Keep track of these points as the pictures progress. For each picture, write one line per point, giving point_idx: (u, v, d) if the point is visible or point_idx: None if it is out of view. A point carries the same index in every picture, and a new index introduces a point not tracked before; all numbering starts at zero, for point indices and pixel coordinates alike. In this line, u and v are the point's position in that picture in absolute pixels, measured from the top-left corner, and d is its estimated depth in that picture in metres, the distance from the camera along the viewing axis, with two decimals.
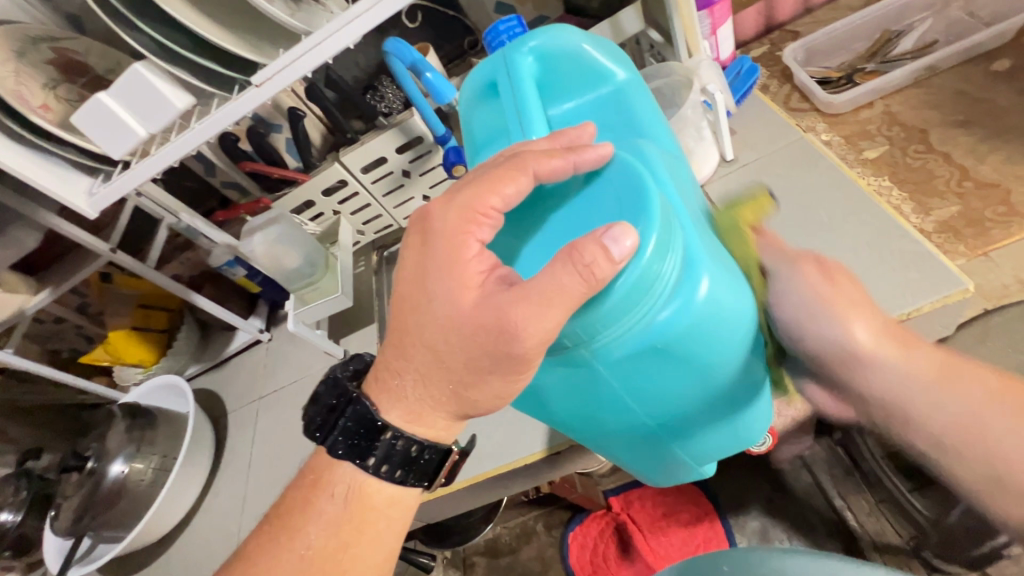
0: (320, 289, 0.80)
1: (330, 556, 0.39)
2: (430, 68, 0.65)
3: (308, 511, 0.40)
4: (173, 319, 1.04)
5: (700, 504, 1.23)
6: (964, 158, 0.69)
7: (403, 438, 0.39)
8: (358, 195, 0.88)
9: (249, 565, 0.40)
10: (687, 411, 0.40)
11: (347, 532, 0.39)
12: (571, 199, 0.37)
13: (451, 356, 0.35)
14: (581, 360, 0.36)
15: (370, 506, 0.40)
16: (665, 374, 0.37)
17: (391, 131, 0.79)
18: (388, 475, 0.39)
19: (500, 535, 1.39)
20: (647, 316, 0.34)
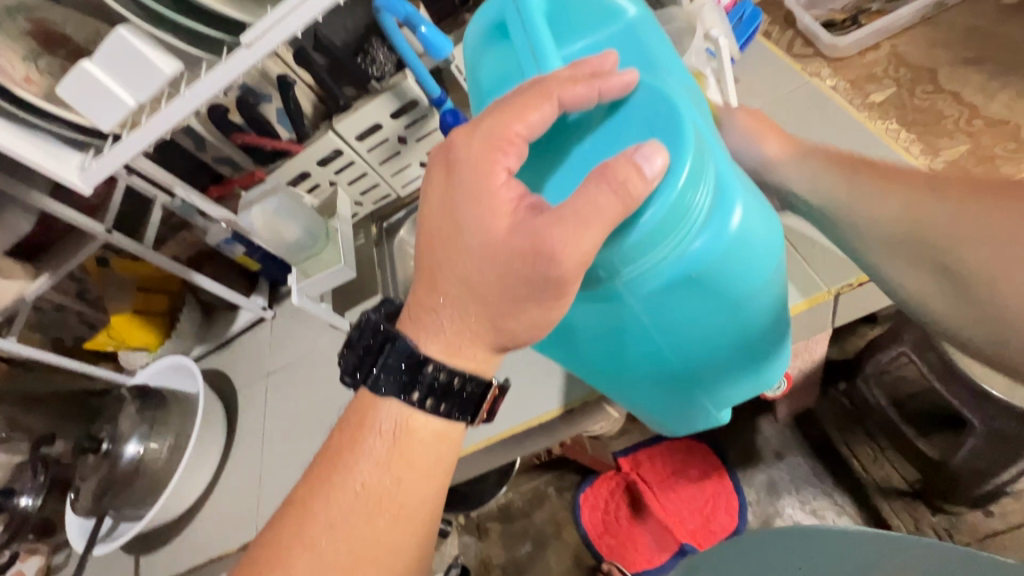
0: (323, 261, 0.79)
1: (382, 493, 0.38)
2: (424, 22, 0.63)
3: (355, 450, 0.40)
4: (174, 301, 1.03)
5: (709, 461, 1.25)
6: (974, 96, 0.68)
7: (445, 370, 0.38)
8: (355, 164, 0.87)
9: (293, 515, 0.40)
10: (717, 350, 0.40)
11: (401, 466, 0.39)
12: (594, 131, 0.35)
13: (485, 289, 0.35)
14: (613, 293, 0.35)
15: (416, 441, 0.39)
16: (698, 310, 0.37)
17: (383, 97, 0.77)
18: (435, 409, 0.39)
19: (512, 501, 1.41)
20: (681, 245, 0.33)
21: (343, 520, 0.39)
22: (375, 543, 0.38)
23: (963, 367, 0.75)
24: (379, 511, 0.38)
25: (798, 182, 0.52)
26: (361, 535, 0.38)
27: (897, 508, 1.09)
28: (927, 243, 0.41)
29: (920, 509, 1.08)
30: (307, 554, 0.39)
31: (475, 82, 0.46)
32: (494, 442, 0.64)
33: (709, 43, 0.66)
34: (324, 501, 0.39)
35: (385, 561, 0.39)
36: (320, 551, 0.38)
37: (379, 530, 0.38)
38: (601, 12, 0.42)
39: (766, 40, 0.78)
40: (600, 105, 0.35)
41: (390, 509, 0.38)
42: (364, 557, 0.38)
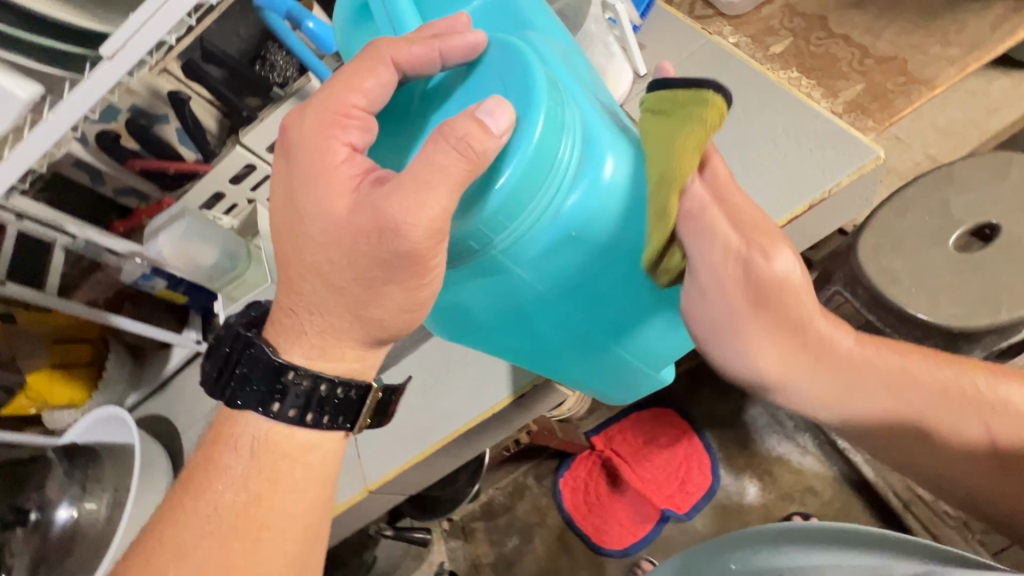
0: (247, 283, 0.75)
1: (246, 508, 0.38)
2: (309, 16, 0.60)
3: (213, 469, 0.39)
4: (98, 349, 0.96)
5: (677, 425, 1.28)
6: (863, 37, 0.71)
7: (309, 377, 0.37)
8: (270, 177, 0.84)
9: (160, 543, 0.38)
10: (617, 307, 0.40)
11: (259, 484, 0.38)
12: (455, 94, 0.34)
13: (342, 282, 0.34)
14: (491, 263, 0.34)
15: (283, 454, 0.38)
16: (585, 268, 0.37)
17: (288, 102, 0.75)
18: (303, 419, 0.38)
19: (494, 497, 1.40)
20: (551, 205, 0.33)
21: (226, 546, 0.37)
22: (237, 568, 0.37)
23: (890, 297, 0.78)
24: (241, 533, 0.37)
25: (866, 413, 0.50)
26: (225, 557, 0.37)
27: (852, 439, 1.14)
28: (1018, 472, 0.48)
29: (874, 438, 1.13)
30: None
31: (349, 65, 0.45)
32: (455, 436, 0.64)
33: (609, 12, 0.65)
34: (187, 526, 0.38)
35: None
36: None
37: (236, 555, 0.37)
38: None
39: (667, 5, 0.78)
40: (456, 67, 0.34)
41: (252, 529, 0.38)
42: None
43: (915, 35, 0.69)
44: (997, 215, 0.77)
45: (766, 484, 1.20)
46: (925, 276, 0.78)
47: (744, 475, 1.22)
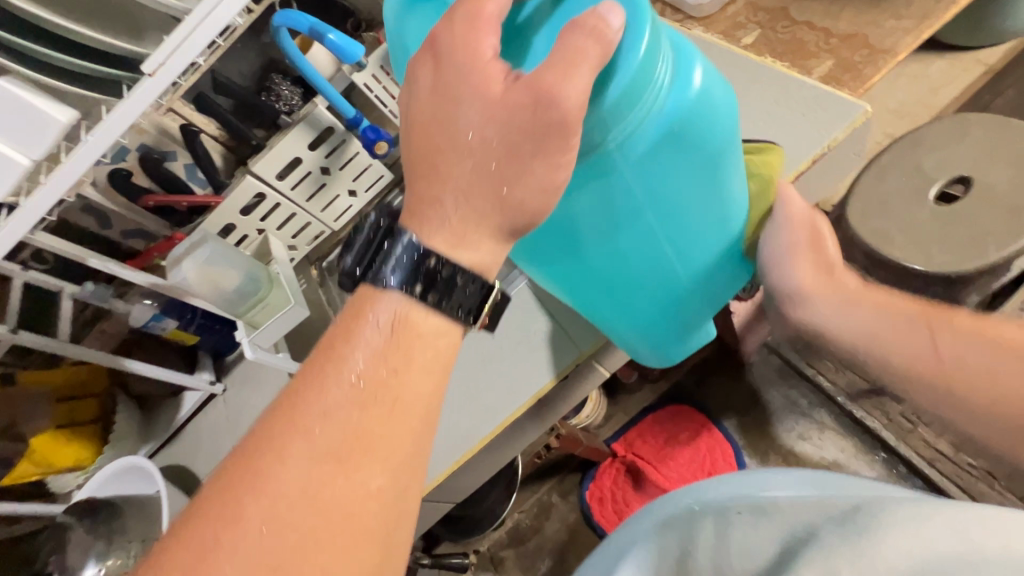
0: (270, 305, 0.75)
1: (379, 383, 0.33)
2: (330, 29, 0.65)
3: (336, 362, 0.33)
4: (103, 405, 0.92)
5: (696, 419, 1.29)
6: (823, 21, 0.78)
7: (449, 263, 0.34)
8: (281, 206, 0.83)
9: (260, 441, 0.32)
10: (692, 218, 0.46)
11: (394, 357, 0.33)
12: (551, 14, 0.37)
13: (478, 192, 0.34)
14: (603, 160, 0.39)
15: (418, 334, 0.34)
16: (674, 170, 0.42)
17: (298, 127, 0.76)
18: (435, 307, 0.34)
19: (520, 521, 1.37)
20: (656, 105, 0.37)
21: None
22: (369, 431, 0.32)
23: (886, 254, 0.83)
24: (376, 400, 0.32)
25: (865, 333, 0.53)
26: (358, 424, 0.32)
27: (864, 406, 1.18)
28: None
29: (887, 403, 1.17)
30: (288, 469, 0.31)
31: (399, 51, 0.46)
32: (501, 426, 0.64)
33: None
34: (299, 408, 0.32)
35: (389, 454, 0.32)
36: (317, 438, 0.32)
37: (376, 420, 0.32)
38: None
39: None
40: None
41: (389, 397, 0.33)
42: (358, 445, 0.32)
43: (870, 13, 0.77)
44: (968, 168, 0.83)
45: (792, 464, 1.21)
46: (913, 231, 0.83)
47: (769, 458, 1.22)
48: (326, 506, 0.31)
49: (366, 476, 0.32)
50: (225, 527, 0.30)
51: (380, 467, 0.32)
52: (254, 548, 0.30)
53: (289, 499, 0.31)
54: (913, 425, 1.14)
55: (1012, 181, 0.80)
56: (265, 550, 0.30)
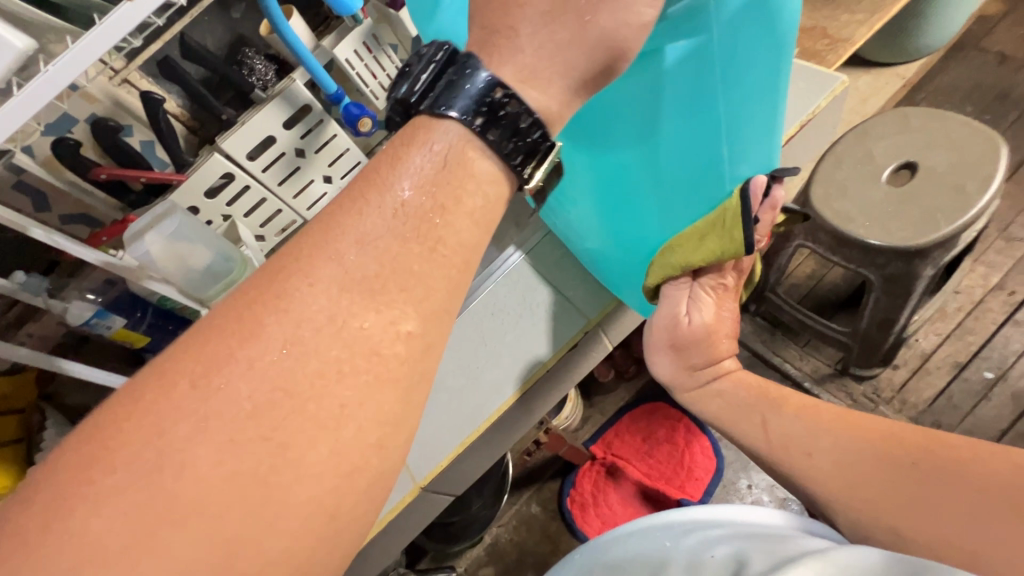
0: None
1: (424, 216, 0.29)
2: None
3: (361, 206, 0.28)
4: (28, 422, 0.74)
5: (672, 416, 1.29)
6: None
7: (516, 97, 0.29)
8: (250, 189, 0.76)
9: (288, 263, 0.28)
10: (746, 123, 0.46)
11: (443, 193, 0.29)
12: None
13: (536, 76, 0.30)
14: (700, 14, 0.38)
15: (472, 174, 0.30)
16: (750, 54, 0.42)
17: (273, 103, 0.71)
18: (490, 146, 0.30)
19: (499, 536, 1.30)
20: None
21: None
22: (409, 269, 0.28)
23: (850, 233, 0.88)
24: (418, 234, 0.28)
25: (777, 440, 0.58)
26: (397, 254, 0.28)
27: (832, 391, 1.18)
28: (970, 506, 0.44)
29: (848, 383, 1.18)
30: (316, 295, 0.27)
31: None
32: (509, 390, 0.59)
33: None
34: (336, 231, 0.28)
35: (425, 298, 0.29)
36: (351, 264, 0.28)
37: (413, 258, 0.28)
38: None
39: None
40: None
41: (432, 236, 0.29)
42: (392, 276, 0.28)
43: (824, 10, 0.82)
44: (912, 154, 0.92)
45: None
46: (871, 211, 0.89)
47: (744, 449, 1.25)
48: (348, 336, 0.27)
49: (392, 311, 0.28)
50: (246, 341, 0.26)
51: (413, 310, 0.28)
52: (272, 369, 0.26)
53: (314, 323, 0.27)
54: (875, 404, 1.15)
55: (951, 163, 0.89)
56: (281, 372, 0.26)
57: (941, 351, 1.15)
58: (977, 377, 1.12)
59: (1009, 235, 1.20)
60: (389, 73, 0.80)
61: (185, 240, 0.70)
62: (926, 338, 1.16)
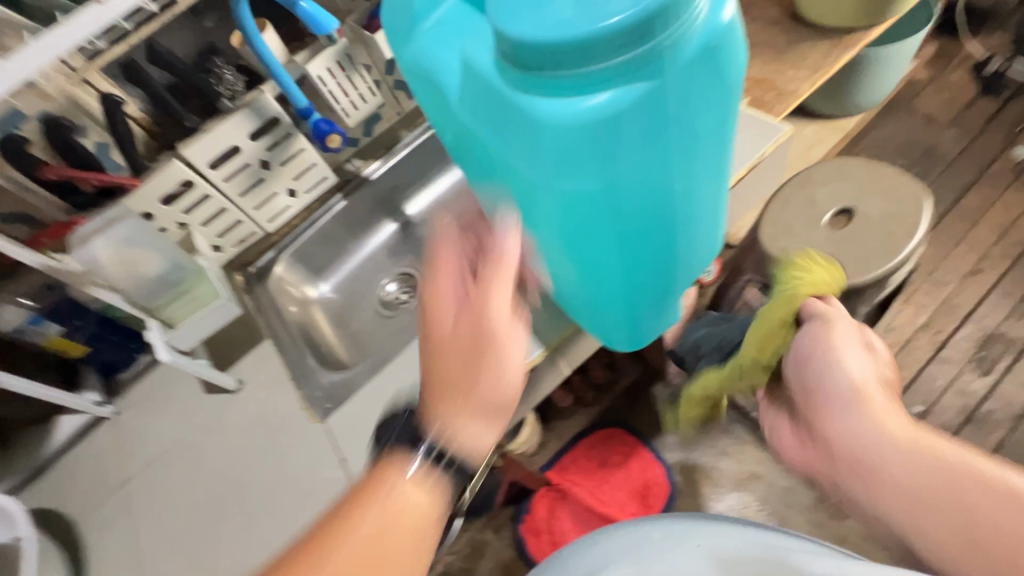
0: (196, 300, 0.72)
1: (398, 516, 0.47)
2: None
3: (361, 510, 0.47)
4: None
5: (627, 442, 1.31)
6: None
7: (456, 440, 0.49)
8: (209, 199, 0.74)
9: (313, 543, 0.46)
10: (691, 172, 0.47)
11: (411, 504, 0.48)
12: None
13: None
14: (655, 66, 0.36)
15: (431, 491, 0.49)
16: (699, 105, 0.41)
17: (240, 113, 0.71)
18: (439, 475, 0.49)
19: (450, 564, 1.27)
20: (696, 24, 0.37)
21: None
22: (385, 549, 0.46)
23: None
24: (392, 526, 0.47)
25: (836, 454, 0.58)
26: (378, 534, 0.46)
27: None
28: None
29: None
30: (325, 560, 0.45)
31: (402, 18, 0.47)
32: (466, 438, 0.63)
33: None
34: (347, 521, 0.47)
35: (395, 565, 0.46)
36: (353, 540, 0.46)
37: (388, 542, 0.46)
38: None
39: None
40: None
41: (401, 529, 0.47)
42: (375, 554, 0.46)
43: (776, 63, 0.87)
44: (850, 200, 0.99)
45: (716, 479, 1.27)
46: (815, 250, 0.95)
47: (696, 476, 1.28)
48: None
49: (389, 572, 0.46)
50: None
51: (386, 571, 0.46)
52: None
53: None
54: None
55: (883, 212, 0.97)
56: None
57: None
58: (908, 411, 1.19)
59: (934, 278, 1.30)
60: (361, 92, 0.81)
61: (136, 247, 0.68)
62: None
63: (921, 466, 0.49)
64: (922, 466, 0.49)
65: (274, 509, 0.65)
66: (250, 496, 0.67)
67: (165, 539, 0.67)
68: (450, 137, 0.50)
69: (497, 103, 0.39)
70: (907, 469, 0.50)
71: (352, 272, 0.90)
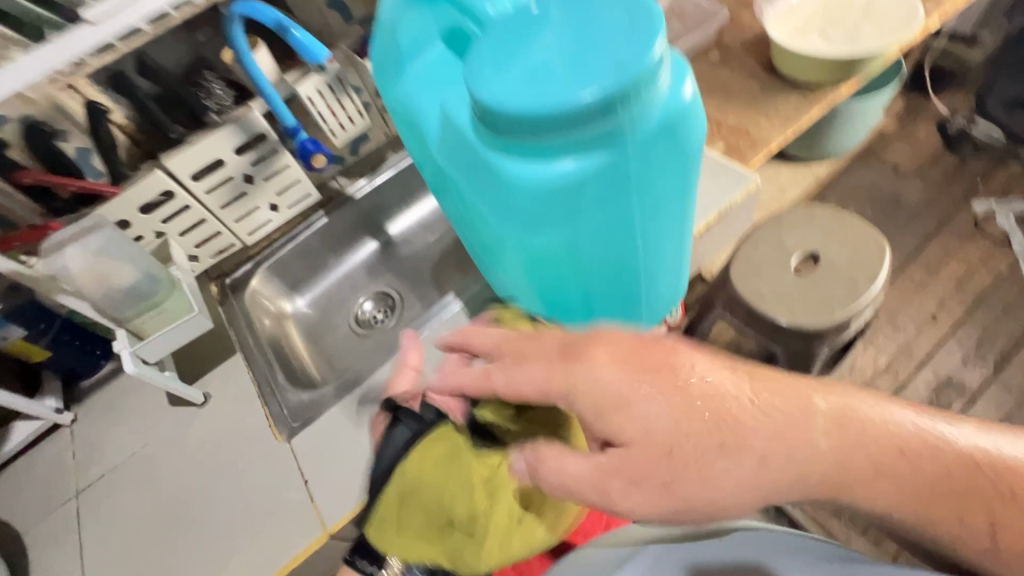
0: (168, 312, 0.72)
1: None
2: (296, 27, 0.66)
3: None
4: None
5: None
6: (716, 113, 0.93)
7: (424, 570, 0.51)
8: (189, 210, 0.75)
9: None
10: (659, 231, 0.47)
11: None
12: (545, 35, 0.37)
13: None
14: (618, 138, 0.37)
15: None
16: (664, 172, 0.42)
17: (227, 128, 0.71)
18: None
19: None
20: (663, 99, 0.38)
21: None
22: None
23: (762, 311, 0.98)
24: None
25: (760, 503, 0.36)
26: None
27: None
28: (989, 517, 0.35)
29: None
30: None
31: (390, 55, 0.48)
32: None
33: None
34: None
35: None
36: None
37: None
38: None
39: None
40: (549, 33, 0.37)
41: None
42: None
43: None
44: (817, 246, 1.04)
45: None
46: (781, 292, 0.99)
47: None
48: None
49: None
50: None
51: None
52: None
53: None
54: None
55: (848, 259, 1.01)
56: None
57: None
58: None
59: (895, 323, 1.35)
60: (350, 113, 0.81)
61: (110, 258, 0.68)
62: None
63: (894, 453, 0.36)
64: (866, 471, 0.35)
65: (230, 529, 0.65)
66: (207, 514, 0.66)
67: (115, 556, 0.65)
68: (428, 172, 0.52)
69: (470, 156, 0.41)
70: (881, 479, 0.35)
71: (330, 289, 0.91)
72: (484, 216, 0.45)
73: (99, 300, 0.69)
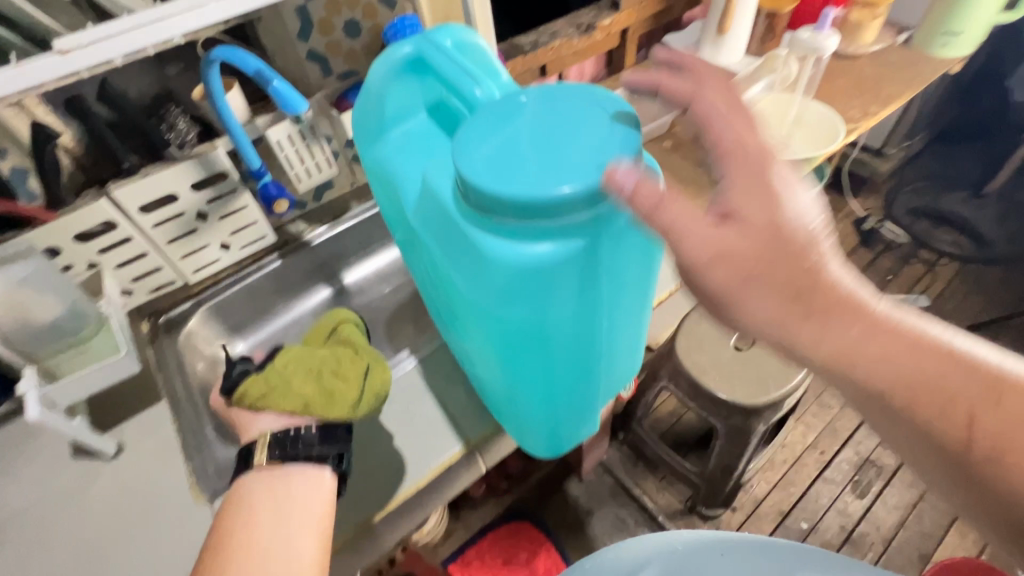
0: (91, 353, 0.66)
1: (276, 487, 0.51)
2: (276, 77, 0.65)
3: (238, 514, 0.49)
4: None
5: (536, 536, 1.26)
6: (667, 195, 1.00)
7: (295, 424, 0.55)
8: (131, 242, 0.71)
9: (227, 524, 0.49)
10: (622, 321, 0.48)
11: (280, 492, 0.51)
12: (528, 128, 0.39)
13: None
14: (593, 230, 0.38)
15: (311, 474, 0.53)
16: (632, 264, 0.43)
17: (185, 163, 0.69)
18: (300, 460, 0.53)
19: None
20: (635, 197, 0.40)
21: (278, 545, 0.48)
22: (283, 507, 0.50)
23: (704, 384, 1.02)
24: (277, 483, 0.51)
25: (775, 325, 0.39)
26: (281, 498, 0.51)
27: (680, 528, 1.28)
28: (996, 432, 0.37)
29: (695, 521, 1.29)
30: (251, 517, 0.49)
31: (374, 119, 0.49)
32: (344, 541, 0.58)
33: None
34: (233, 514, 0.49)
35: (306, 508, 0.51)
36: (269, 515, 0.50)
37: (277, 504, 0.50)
38: (487, 66, 0.45)
39: None
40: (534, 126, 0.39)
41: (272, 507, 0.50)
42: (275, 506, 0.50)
43: None
44: None
45: None
46: (722, 368, 1.04)
47: None
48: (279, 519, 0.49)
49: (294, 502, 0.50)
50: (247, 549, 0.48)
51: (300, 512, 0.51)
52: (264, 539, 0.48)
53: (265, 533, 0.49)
54: None
55: None
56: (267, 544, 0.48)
57: (769, 498, 1.31)
58: (796, 526, 1.27)
59: (822, 400, 1.45)
60: (319, 160, 0.81)
61: (33, 290, 0.62)
62: (758, 485, 1.32)
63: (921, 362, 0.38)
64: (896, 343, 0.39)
65: None
66: None
67: None
68: (399, 233, 0.52)
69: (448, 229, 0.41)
70: (884, 358, 0.39)
71: (274, 335, 0.86)
72: (453, 286, 0.45)
73: (9, 334, 0.62)
